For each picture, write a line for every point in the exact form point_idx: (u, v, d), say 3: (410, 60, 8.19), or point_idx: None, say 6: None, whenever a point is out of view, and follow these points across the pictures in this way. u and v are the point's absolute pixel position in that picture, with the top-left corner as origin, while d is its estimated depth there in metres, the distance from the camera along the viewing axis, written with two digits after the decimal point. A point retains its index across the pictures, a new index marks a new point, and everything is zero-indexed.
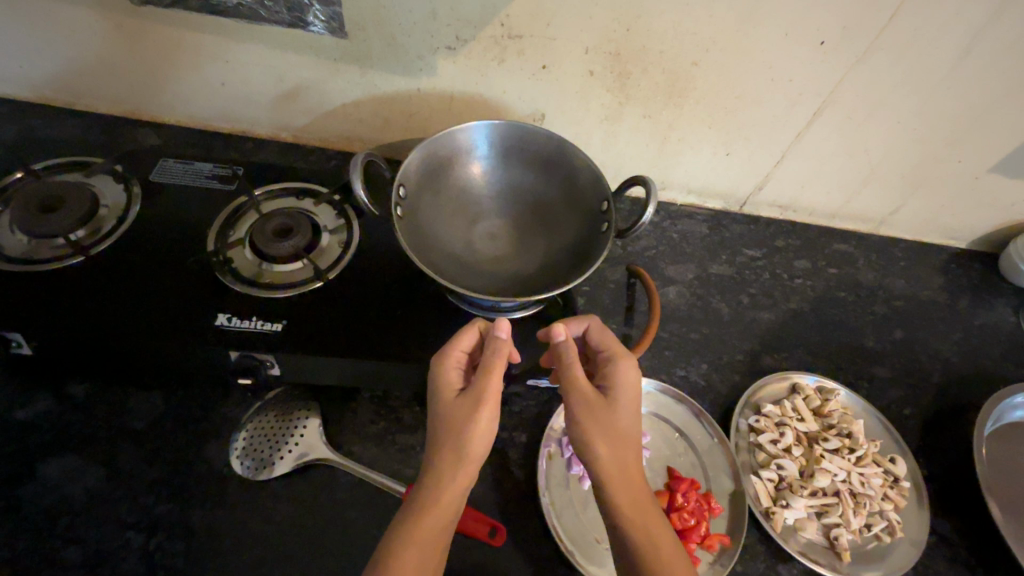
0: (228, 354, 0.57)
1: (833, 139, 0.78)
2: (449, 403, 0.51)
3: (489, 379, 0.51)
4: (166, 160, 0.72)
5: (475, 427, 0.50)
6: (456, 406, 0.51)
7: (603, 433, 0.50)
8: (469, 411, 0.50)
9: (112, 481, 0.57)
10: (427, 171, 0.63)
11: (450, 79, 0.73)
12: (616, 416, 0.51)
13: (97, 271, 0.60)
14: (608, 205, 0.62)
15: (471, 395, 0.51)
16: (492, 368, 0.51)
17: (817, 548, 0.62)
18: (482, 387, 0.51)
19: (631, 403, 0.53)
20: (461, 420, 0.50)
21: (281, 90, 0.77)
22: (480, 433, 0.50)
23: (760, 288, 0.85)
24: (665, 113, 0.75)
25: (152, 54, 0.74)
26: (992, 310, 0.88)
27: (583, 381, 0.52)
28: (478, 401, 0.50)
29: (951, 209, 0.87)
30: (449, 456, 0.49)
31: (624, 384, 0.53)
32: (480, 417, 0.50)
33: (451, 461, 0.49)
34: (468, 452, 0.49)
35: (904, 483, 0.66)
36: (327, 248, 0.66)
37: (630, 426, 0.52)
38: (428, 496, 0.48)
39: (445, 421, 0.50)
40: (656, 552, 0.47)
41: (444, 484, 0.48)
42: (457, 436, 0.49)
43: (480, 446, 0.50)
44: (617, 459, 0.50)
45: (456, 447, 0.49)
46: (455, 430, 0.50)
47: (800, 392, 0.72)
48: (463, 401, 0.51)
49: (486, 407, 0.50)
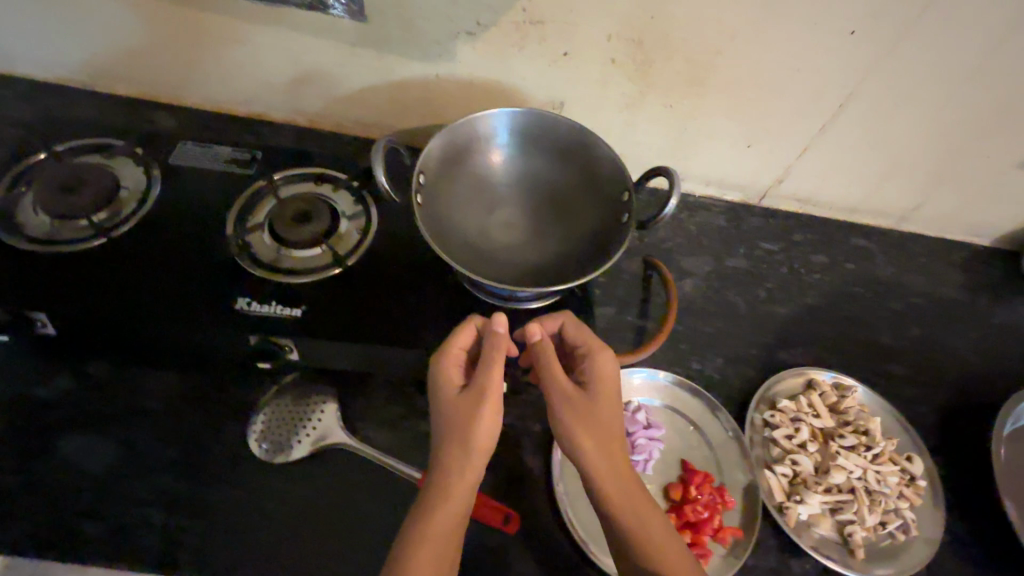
0: (249, 338, 0.58)
1: (857, 133, 0.76)
2: (452, 400, 0.52)
3: (489, 374, 0.52)
4: (183, 143, 0.71)
5: (481, 420, 0.50)
6: (460, 402, 0.51)
7: (588, 428, 0.51)
8: (475, 404, 0.51)
9: (133, 459, 0.58)
10: (446, 157, 0.63)
11: (468, 64, 0.72)
12: (599, 410, 0.52)
13: (121, 253, 0.60)
14: (629, 197, 0.61)
15: (476, 390, 0.51)
16: (492, 366, 0.52)
17: (830, 544, 0.62)
18: (485, 382, 0.51)
19: (610, 392, 0.53)
20: (468, 415, 0.50)
21: (298, 73, 0.76)
22: (487, 427, 0.51)
23: (777, 283, 0.83)
24: (686, 103, 0.74)
25: (171, 36, 0.74)
26: (1013, 310, 0.87)
27: (563, 378, 0.52)
28: (483, 394, 0.51)
29: (975, 205, 0.85)
30: (458, 451, 0.49)
31: (603, 377, 0.54)
32: (486, 410, 0.51)
33: (459, 454, 0.49)
34: (475, 446, 0.50)
35: (920, 482, 0.66)
36: (345, 234, 0.66)
37: (612, 417, 0.52)
38: (438, 491, 0.48)
39: (451, 418, 0.51)
40: (650, 535, 0.48)
41: (455, 478, 0.49)
42: (463, 431, 0.50)
43: (487, 438, 0.50)
44: (603, 453, 0.50)
45: (464, 441, 0.49)
46: (462, 425, 0.50)
47: (817, 387, 0.72)
48: (468, 396, 0.51)
49: (489, 402, 0.51)
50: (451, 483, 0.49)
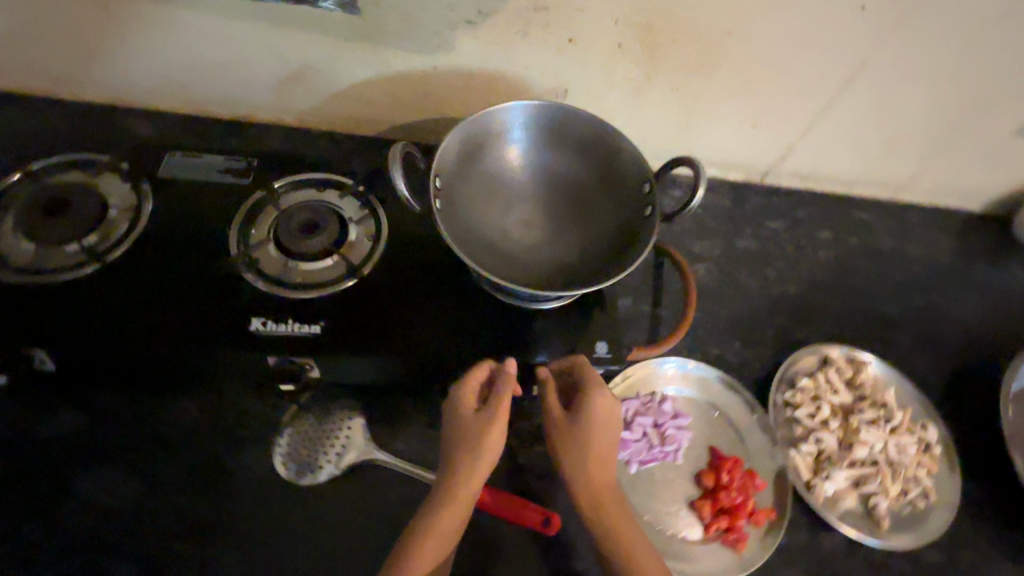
0: (267, 360, 0.55)
1: (862, 108, 0.76)
2: (467, 418, 0.53)
3: (497, 410, 0.52)
4: (171, 153, 0.66)
5: (491, 443, 0.52)
6: (470, 427, 0.52)
7: (577, 472, 0.53)
8: (487, 427, 0.52)
9: (155, 492, 0.56)
10: (459, 156, 0.60)
11: (468, 55, 0.69)
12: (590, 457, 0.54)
13: (119, 279, 0.56)
14: (650, 187, 0.60)
15: (490, 413, 0.52)
16: (500, 406, 0.52)
17: (856, 516, 0.64)
18: (499, 409, 0.52)
19: (608, 427, 0.55)
20: (482, 436, 0.52)
21: (285, 72, 0.72)
22: (494, 447, 0.52)
23: (785, 261, 0.84)
24: (692, 86, 0.73)
25: (144, 36, 0.68)
26: (1008, 273, 0.90)
27: (560, 423, 0.55)
28: (496, 420, 0.52)
29: (970, 173, 0.87)
30: (468, 466, 0.51)
31: (600, 424, 0.54)
32: (496, 433, 0.52)
33: (468, 470, 0.51)
34: (482, 465, 0.52)
35: (936, 449, 0.68)
36: (356, 242, 0.63)
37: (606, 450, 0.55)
38: (443, 502, 0.51)
39: (464, 434, 0.52)
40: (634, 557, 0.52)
41: (461, 492, 0.51)
42: (474, 450, 0.52)
43: (492, 459, 0.53)
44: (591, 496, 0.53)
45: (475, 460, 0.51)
46: (474, 444, 0.52)
47: (833, 364, 0.73)
48: (483, 418, 0.53)
49: (494, 436, 0.52)
50: (457, 496, 0.51)
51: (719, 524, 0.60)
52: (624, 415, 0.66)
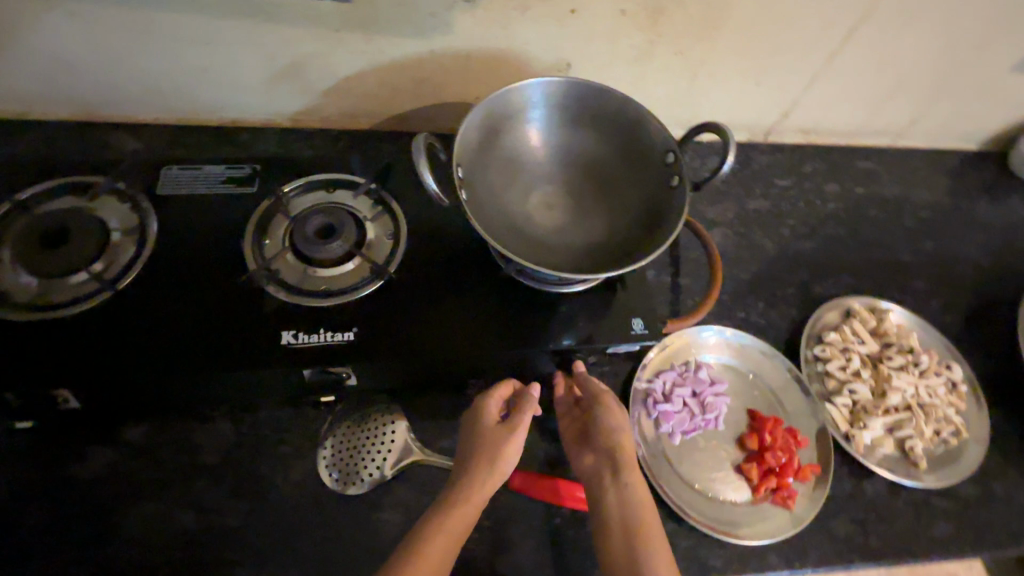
0: (303, 373, 0.53)
1: (865, 57, 0.75)
2: (489, 427, 0.55)
3: (521, 417, 0.55)
4: (168, 168, 0.63)
5: (509, 450, 0.53)
6: (491, 432, 0.54)
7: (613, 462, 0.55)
8: (508, 435, 0.54)
9: (204, 521, 0.54)
10: (477, 143, 0.58)
11: (467, 35, 0.66)
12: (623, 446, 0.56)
13: (136, 306, 0.54)
14: (674, 157, 0.58)
15: (512, 422, 0.55)
16: (524, 413, 0.55)
17: (895, 461, 0.66)
18: (523, 417, 0.55)
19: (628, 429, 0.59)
20: (504, 439, 0.54)
21: (276, 69, 0.68)
22: (513, 452, 0.54)
23: (797, 218, 0.84)
24: (697, 48, 0.71)
25: (119, 44, 0.63)
26: (1007, 208, 0.92)
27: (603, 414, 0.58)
28: (517, 429, 0.54)
29: (968, 113, 0.88)
30: (488, 465, 0.52)
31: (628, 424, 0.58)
32: (515, 443, 0.54)
33: (487, 471, 0.51)
34: (501, 466, 0.52)
35: (963, 387, 0.70)
36: (376, 242, 0.61)
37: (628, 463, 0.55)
38: (457, 501, 0.50)
39: (483, 439, 0.54)
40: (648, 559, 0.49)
41: (476, 493, 0.50)
42: (494, 452, 0.53)
43: (507, 469, 0.53)
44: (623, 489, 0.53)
45: (494, 462, 0.52)
46: (495, 448, 0.53)
47: (856, 315, 0.74)
48: (504, 427, 0.55)
49: (516, 439, 0.54)
50: (471, 496, 0.50)
51: (768, 484, 0.60)
52: (663, 387, 0.65)
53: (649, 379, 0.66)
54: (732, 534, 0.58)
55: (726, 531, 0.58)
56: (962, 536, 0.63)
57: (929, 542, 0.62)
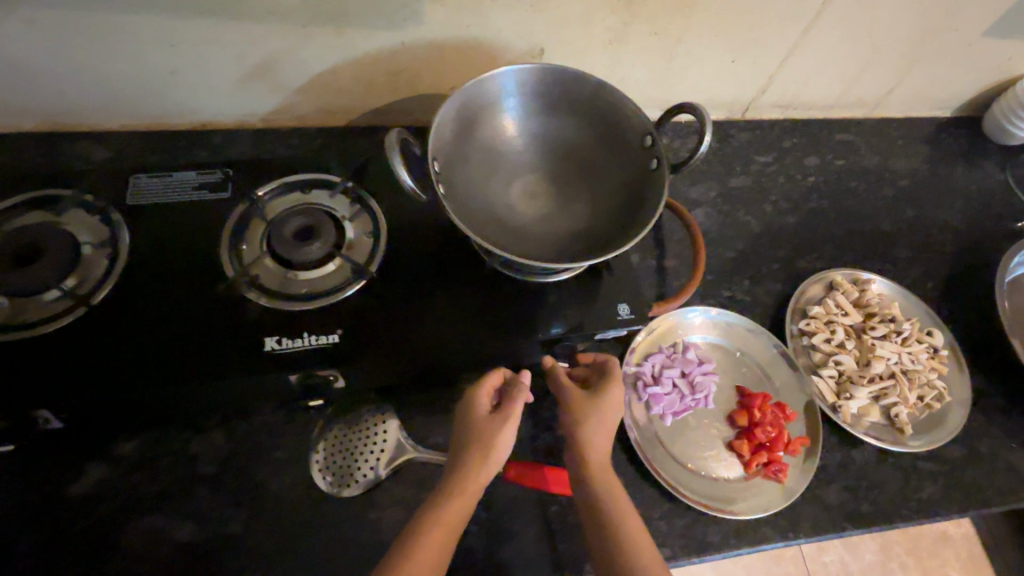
0: (289, 378, 0.53)
1: (840, 29, 0.75)
2: (482, 419, 0.54)
3: (512, 408, 0.54)
4: (138, 177, 0.61)
5: (503, 442, 0.53)
6: (484, 423, 0.54)
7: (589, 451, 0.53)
8: (502, 426, 0.53)
9: (201, 532, 0.53)
10: (453, 135, 0.57)
11: (437, 25, 0.65)
12: (595, 431, 0.54)
13: (117, 321, 0.53)
14: (652, 140, 0.58)
15: (505, 414, 0.54)
16: (515, 404, 0.54)
17: (881, 428, 0.67)
18: (514, 408, 0.54)
19: (609, 411, 0.55)
20: (497, 430, 0.53)
21: (244, 69, 0.66)
22: (505, 443, 0.53)
23: (779, 193, 0.84)
24: (672, 28, 0.70)
25: (77, 51, 0.60)
26: (983, 172, 0.93)
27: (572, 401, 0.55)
28: (510, 420, 0.54)
29: (943, 80, 0.88)
30: (480, 458, 0.52)
31: (608, 407, 0.55)
32: (507, 433, 0.54)
33: (480, 464, 0.51)
34: (493, 459, 0.52)
35: (944, 352, 0.72)
36: (356, 242, 0.60)
37: (601, 449, 0.54)
38: (452, 495, 0.50)
39: (476, 431, 0.53)
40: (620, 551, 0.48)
41: (470, 486, 0.50)
42: (486, 445, 0.52)
43: (501, 460, 0.53)
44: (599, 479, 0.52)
45: (488, 455, 0.52)
46: (488, 440, 0.52)
47: (839, 287, 0.75)
48: (497, 418, 0.54)
49: (508, 429, 0.53)
50: (465, 488, 0.50)
51: (758, 459, 0.61)
52: (652, 369, 0.66)
53: (638, 362, 0.67)
54: (727, 509, 0.59)
55: (721, 507, 0.59)
56: (949, 496, 0.64)
57: (918, 504, 0.63)
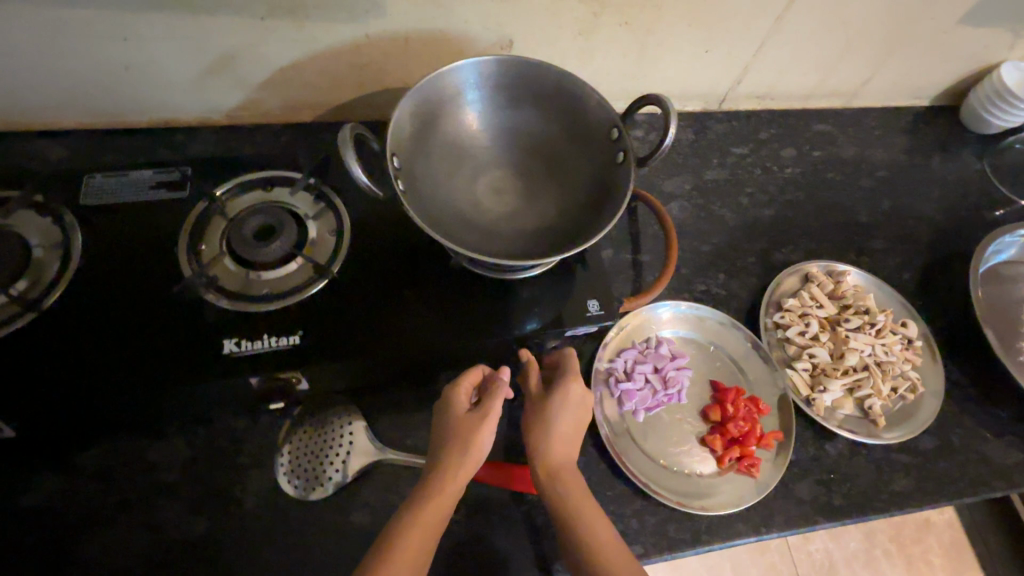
0: (249, 382, 0.52)
1: (815, 17, 0.74)
2: (461, 416, 0.53)
3: (492, 405, 0.53)
4: (92, 176, 0.59)
5: (483, 437, 0.52)
6: (464, 422, 0.52)
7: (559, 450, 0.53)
8: (481, 421, 0.52)
9: (162, 540, 0.52)
10: (415, 129, 0.56)
11: (401, 17, 0.63)
12: (565, 430, 0.54)
13: (67, 326, 0.51)
14: (618, 132, 0.57)
15: (484, 409, 0.53)
16: (495, 402, 0.53)
17: (855, 420, 0.67)
18: (493, 404, 0.53)
19: (578, 410, 0.55)
20: (476, 428, 0.52)
21: (202, 64, 0.64)
22: (485, 442, 0.52)
23: (756, 186, 0.84)
24: (643, 18, 0.69)
25: (24, 46, 0.58)
26: (961, 162, 0.93)
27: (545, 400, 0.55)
28: (490, 415, 0.52)
29: (918, 70, 0.88)
30: (459, 458, 0.50)
31: (576, 407, 0.55)
32: (487, 431, 0.52)
33: (459, 460, 0.50)
34: (472, 458, 0.51)
35: (918, 343, 0.71)
36: (319, 240, 0.59)
37: (566, 450, 0.53)
38: (432, 493, 0.49)
39: (456, 430, 0.52)
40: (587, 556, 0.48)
41: (449, 483, 0.49)
42: (466, 443, 0.51)
43: (482, 455, 0.52)
44: (571, 479, 0.52)
45: (468, 450, 0.51)
46: (467, 436, 0.51)
47: (814, 279, 0.74)
48: (477, 414, 0.53)
49: (487, 427, 0.52)
50: (444, 486, 0.49)
51: (731, 454, 0.61)
52: (624, 365, 0.65)
53: (610, 358, 0.66)
54: (699, 506, 0.58)
55: (693, 504, 0.58)
56: (921, 488, 0.64)
57: (891, 496, 0.63)
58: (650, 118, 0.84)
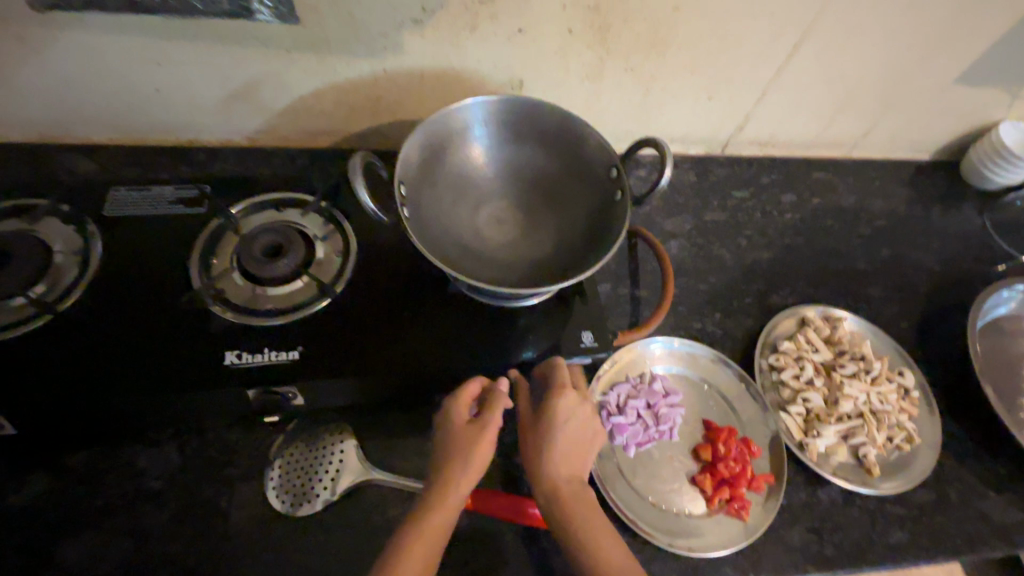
0: (245, 393, 0.53)
1: (813, 71, 0.77)
2: (462, 428, 0.53)
3: (492, 417, 0.52)
4: (116, 189, 0.63)
5: (484, 449, 0.52)
6: (465, 434, 0.52)
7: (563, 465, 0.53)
8: (481, 435, 0.52)
9: (145, 548, 0.53)
10: (424, 160, 0.59)
11: (418, 55, 0.67)
12: (566, 445, 0.54)
13: (78, 330, 0.53)
14: (617, 172, 0.59)
15: (484, 424, 0.52)
16: (495, 415, 0.53)
17: (849, 468, 0.66)
18: (494, 416, 0.52)
19: (580, 424, 0.55)
20: (477, 441, 0.52)
21: (228, 90, 0.68)
22: (486, 454, 0.52)
23: (755, 229, 0.85)
24: (647, 66, 0.72)
25: (66, 67, 0.63)
26: (962, 216, 0.94)
27: (546, 414, 0.54)
28: (489, 430, 0.52)
29: (917, 125, 0.90)
30: (461, 472, 0.50)
31: (577, 420, 0.55)
32: (488, 443, 0.52)
33: (460, 473, 0.50)
34: (473, 471, 0.51)
35: (914, 393, 0.71)
36: (325, 261, 0.61)
37: (570, 465, 0.53)
38: (434, 506, 0.49)
39: (458, 442, 0.52)
40: None
41: (450, 499, 0.49)
42: (468, 456, 0.51)
43: (484, 467, 0.52)
44: (576, 495, 0.52)
45: (468, 464, 0.51)
46: (468, 452, 0.51)
47: (810, 324, 0.75)
48: (478, 429, 0.53)
49: (488, 440, 0.52)
50: (446, 500, 0.49)
51: (721, 495, 0.60)
52: (617, 399, 0.66)
53: (603, 391, 0.67)
54: (686, 546, 0.57)
55: (681, 543, 0.58)
56: (916, 542, 0.63)
57: (885, 549, 0.62)
58: (653, 159, 0.86)
